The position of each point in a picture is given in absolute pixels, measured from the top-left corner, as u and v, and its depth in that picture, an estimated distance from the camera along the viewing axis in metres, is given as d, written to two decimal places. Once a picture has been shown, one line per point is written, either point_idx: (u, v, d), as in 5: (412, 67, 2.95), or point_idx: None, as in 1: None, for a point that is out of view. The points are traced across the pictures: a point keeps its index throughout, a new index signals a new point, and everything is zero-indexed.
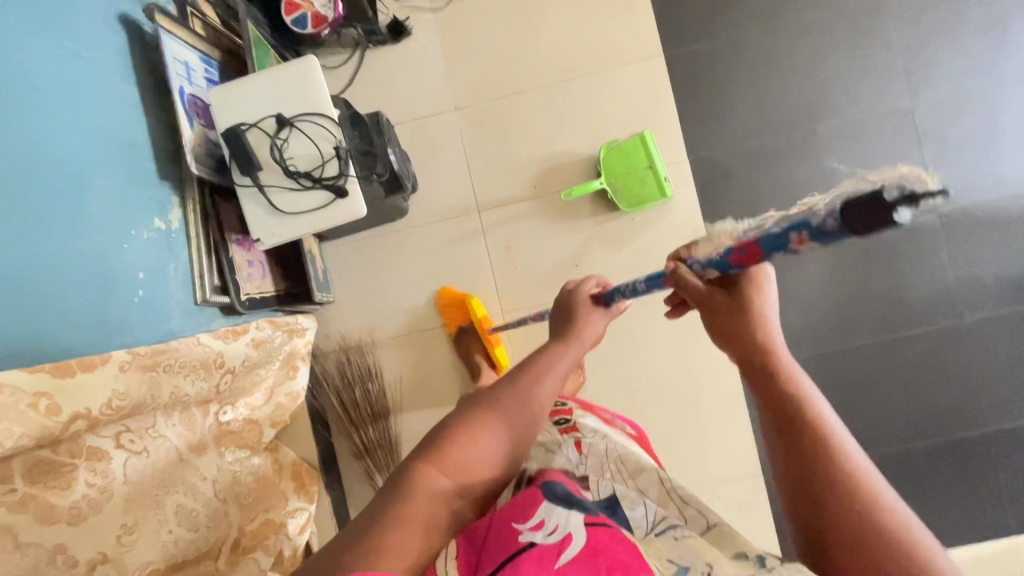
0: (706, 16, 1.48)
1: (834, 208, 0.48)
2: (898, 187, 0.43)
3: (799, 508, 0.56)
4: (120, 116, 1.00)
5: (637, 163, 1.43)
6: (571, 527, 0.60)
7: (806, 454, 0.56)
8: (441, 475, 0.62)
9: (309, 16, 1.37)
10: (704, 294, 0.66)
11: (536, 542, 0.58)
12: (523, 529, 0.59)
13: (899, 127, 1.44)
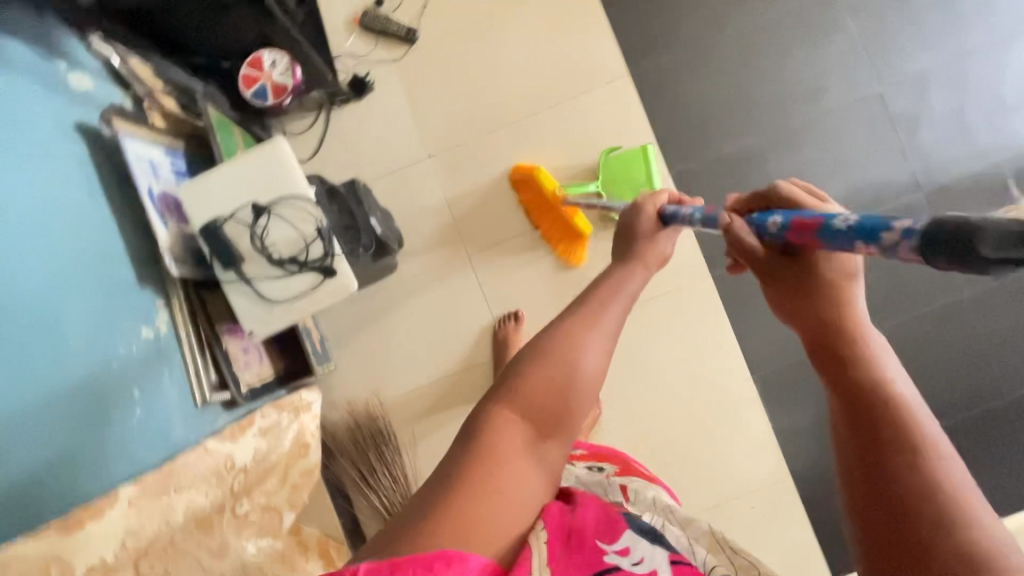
0: (666, 30, 1.47)
1: (912, 233, 0.44)
2: (999, 235, 0.37)
3: (862, 490, 0.47)
4: (92, 232, 0.97)
5: (636, 174, 1.41)
6: (655, 563, 0.62)
7: (881, 429, 0.48)
8: (513, 425, 0.56)
9: (268, 87, 1.34)
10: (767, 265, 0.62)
11: (623, 566, 0.60)
12: (610, 552, 0.61)
13: (870, 112, 1.45)
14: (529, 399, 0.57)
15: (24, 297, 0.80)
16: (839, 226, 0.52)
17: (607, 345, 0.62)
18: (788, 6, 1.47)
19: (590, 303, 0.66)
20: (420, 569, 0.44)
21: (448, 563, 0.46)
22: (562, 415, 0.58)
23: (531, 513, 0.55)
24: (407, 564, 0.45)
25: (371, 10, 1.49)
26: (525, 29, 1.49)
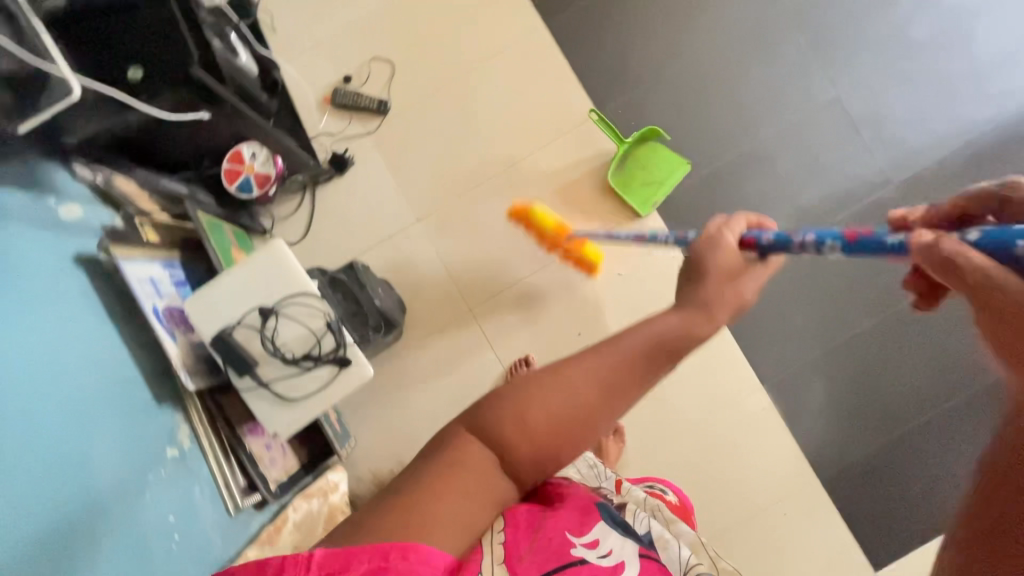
0: (627, 67, 1.53)
1: None
2: None
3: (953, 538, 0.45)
4: (108, 363, 0.98)
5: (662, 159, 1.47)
6: (624, 555, 0.64)
7: None
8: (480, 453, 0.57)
9: (251, 178, 1.36)
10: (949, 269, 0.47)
11: (589, 559, 0.61)
12: (578, 545, 0.62)
13: (832, 116, 1.51)
14: (508, 423, 0.57)
15: (55, 445, 0.81)
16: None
17: (588, 383, 0.57)
18: (738, 28, 1.54)
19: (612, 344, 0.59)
20: (375, 558, 0.49)
21: (403, 553, 0.49)
22: (526, 450, 0.56)
23: (480, 520, 0.55)
24: (364, 554, 0.49)
25: (341, 88, 1.53)
26: (493, 85, 1.54)
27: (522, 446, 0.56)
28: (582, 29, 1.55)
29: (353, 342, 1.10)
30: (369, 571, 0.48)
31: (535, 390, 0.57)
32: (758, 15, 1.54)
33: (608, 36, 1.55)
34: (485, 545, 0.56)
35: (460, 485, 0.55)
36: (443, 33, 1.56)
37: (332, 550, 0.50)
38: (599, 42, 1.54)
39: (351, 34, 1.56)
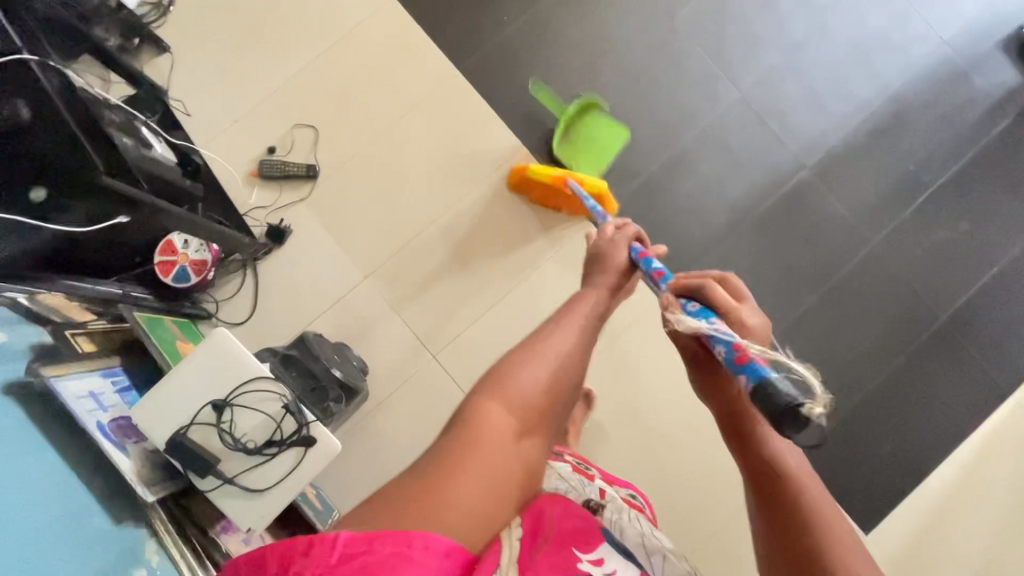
0: (544, 98, 1.59)
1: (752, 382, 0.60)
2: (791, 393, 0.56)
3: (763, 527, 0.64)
4: (55, 493, 0.92)
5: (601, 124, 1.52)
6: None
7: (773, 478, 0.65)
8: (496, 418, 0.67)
9: (187, 267, 1.34)
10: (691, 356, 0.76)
11: (597, 574, 0.60)
12: (584, 560, 0.62)
13: (741, 113, 1.60)
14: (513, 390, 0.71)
15: None
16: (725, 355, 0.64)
17: (558, 354, 0.76)
18: (639, 46, 1.63)
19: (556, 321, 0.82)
20: (398, 543, 0.50)
21: (423, 543, 0.52)
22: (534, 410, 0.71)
23: (498, 492, 0.62)
24: (387, 538, 0.50)
25: (267, 160, 1.51)
26: (418, 134, 1.56)
27: (530, 415, 0.71)
28: (494, 68, 1.60)
29: (316, 417, 1.08)
30: (391, 554, 0.49)
31: (527, 368, 0.73)
32: (655, 32, 1.63)
33: (521, 71, 1.60)
34: (503, 540, 0.59)
35: (486, 458, 0.63)
36: (360, 91, 1.57)
37: (358, 533, 0.50)
38: (514, 79, 1.60)
39: (267, 106, 1.56)
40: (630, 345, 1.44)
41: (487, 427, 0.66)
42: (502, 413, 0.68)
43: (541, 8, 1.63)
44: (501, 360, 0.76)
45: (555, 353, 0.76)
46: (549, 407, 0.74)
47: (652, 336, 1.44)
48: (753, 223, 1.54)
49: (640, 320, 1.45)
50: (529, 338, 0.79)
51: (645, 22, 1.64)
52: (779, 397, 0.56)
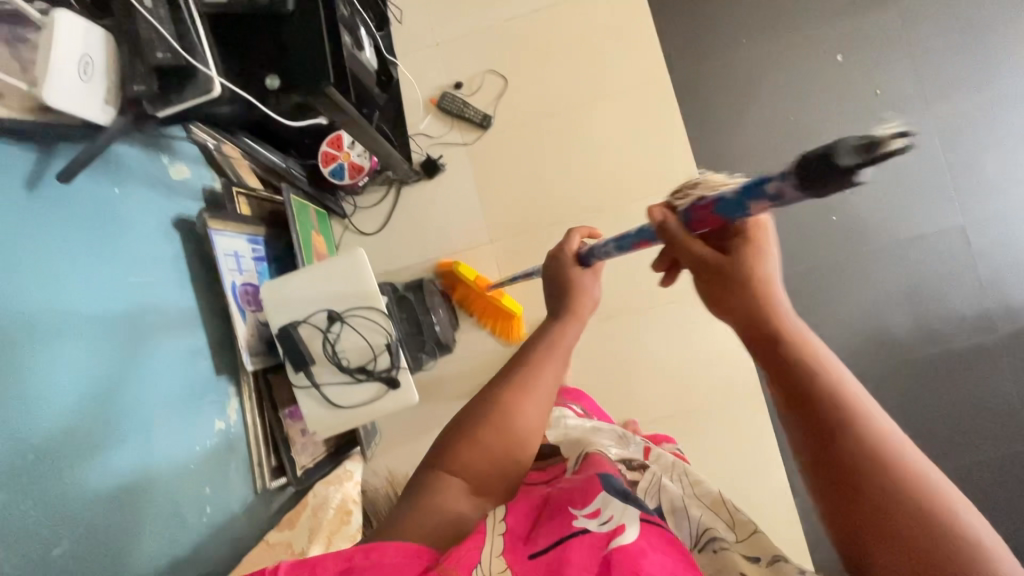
0: (743, 139, 1.44)
1: (784, 174, 0.48)
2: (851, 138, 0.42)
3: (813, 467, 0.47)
4: (180, 330, 1.04)
5: None
6: (623, 517, 0.62)
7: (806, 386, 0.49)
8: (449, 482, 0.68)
9: (345, 167, 1.40)
10: (706, 262, 0.59)
11: (589, 529, 0.61)
12: (579, 517, 0.63)
13: (948, 243, 1.40)
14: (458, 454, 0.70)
15: (122, 406, 0.87)
16: (731, 196, 0.55)
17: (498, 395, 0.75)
18: (877, 123, 1.42)
19: (523, 364, 0.79)
20: (340, 560, 0.56)
21: (365, 553, 0.57)
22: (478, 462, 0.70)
23: None
24: (327, 560, 0.57)
25: (450, 93, 1.51)
26: (598, 126, 1.49)
27: (496, 464, 0.71)
28: (704, 88, 1.47)
29: (407, 363, 1.12)
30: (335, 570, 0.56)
31: (497, 416, 0.72)
32: (901, 114, 1.42)
33: (731, 101, 1.46)
34: (485, 535, 0.61)
35: (449, 502, 0.67)
36: (563, 59, 1.51)
37: (298, 561, 0.58)
38: (719, 107, 1.46)
39: (470, 42, 1.54)
40: (709, 419, 1.46)
41: (452, 473, 0.69)
42: (469, 461, 0.70)
43: (783, 43, 1.46)
44: (475, 401, 0.76)
45: (531, 403, 0.75)
46: (522, 455, 0.73)
47: (737, 416, 1.45)
48: (901, 362, 1.38)
49: (728, 396, 1.46)
50: (508, 378, 0.77)
51: (893, 101, 1.42)
52: (825, 151, 0.43)
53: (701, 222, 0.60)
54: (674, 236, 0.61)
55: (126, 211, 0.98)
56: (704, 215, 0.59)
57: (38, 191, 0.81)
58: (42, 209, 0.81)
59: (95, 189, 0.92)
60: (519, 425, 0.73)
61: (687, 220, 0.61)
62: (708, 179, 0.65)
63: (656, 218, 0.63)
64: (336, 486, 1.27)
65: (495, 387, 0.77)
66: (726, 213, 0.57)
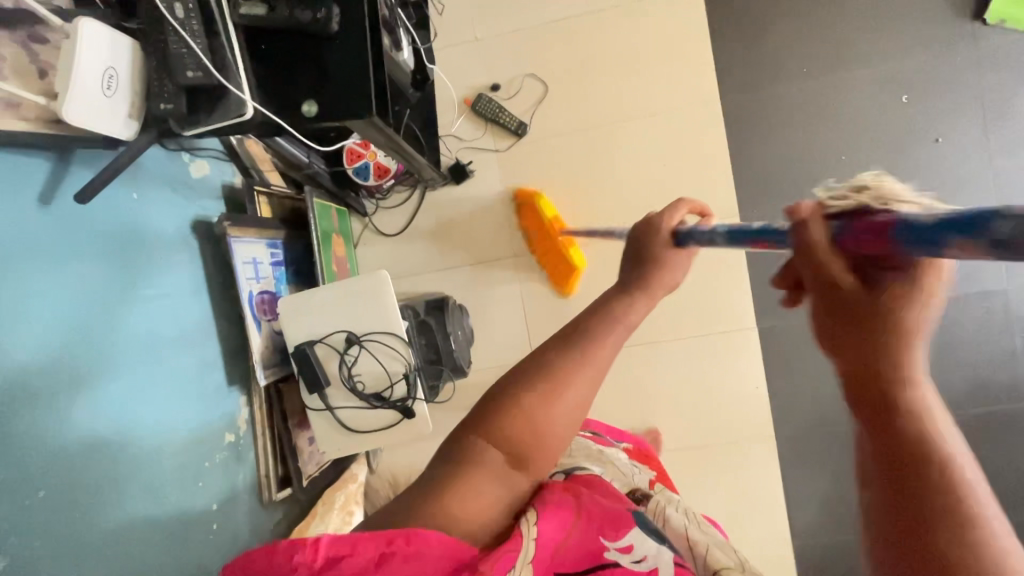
0: (791, 175, 1.36)
1: None
2: None
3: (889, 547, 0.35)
4: (193, 341, 1.00)
5: None
6: (659, 561, 0.56)
7: (913, 466, 0.35)
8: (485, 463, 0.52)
9: (371, 166, 1.34)
10: (833, 284, 0.38)
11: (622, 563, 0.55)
12: (611, 548, 0.57)
13: (986, 307, 1.35)
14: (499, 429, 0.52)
15: (131, 426, 0.85)
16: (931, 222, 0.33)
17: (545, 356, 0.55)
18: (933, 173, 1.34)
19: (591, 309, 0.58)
20: (380, 546, 0.44)
21: (408, 539, 0.44)
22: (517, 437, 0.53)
23: None
24: (368, 541, 0.44)
25: (486, 95, 1.43)
26: (638, 145, 1.41)
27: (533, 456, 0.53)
28: (756, 116, 1.38)
29: (423, 391, 1.10)
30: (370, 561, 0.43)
31: (541, 399, 0.53)
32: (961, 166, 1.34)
33: (783, 133, 1.37)
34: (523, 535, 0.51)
35: (470, 500, 0.51)
36: (608, 69, 1.42)
37: (339, 537, 0.44)
38: (769, 138, 1.37)
39: (510, 41, 1.44)
40: (716, 459, 1.44)
41: (483, 458, 0.52)
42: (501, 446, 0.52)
43: (846, 76, 1.36)
44: (514, 371, 0.56)
45: (584, 387, 0.54)
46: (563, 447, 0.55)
47: (745, 459, 1.43)
48: None
49: (740, 438, 1.44)
50: (564, 339, 0.56)
51: (957, 150, 1.33)
52: None
53: (852, 243, 0.37)
54: (816, 251, 0.39)
55: (143, 218, 0.93)
56: (863, 241, 0.36)
57: (53, 208, 0.76)
58: (57, 227, 0.77)
59: (111, 197, 0.87)
60: (562, 417, 0.54)
61: (841, 234, 0.38)
62: (888, 181, 0.41)
63: (800, 216, 0.41)
64: (339, 488, 1.29)
65: (541, 352, 0.57)
66: (909, 246, 0.34)
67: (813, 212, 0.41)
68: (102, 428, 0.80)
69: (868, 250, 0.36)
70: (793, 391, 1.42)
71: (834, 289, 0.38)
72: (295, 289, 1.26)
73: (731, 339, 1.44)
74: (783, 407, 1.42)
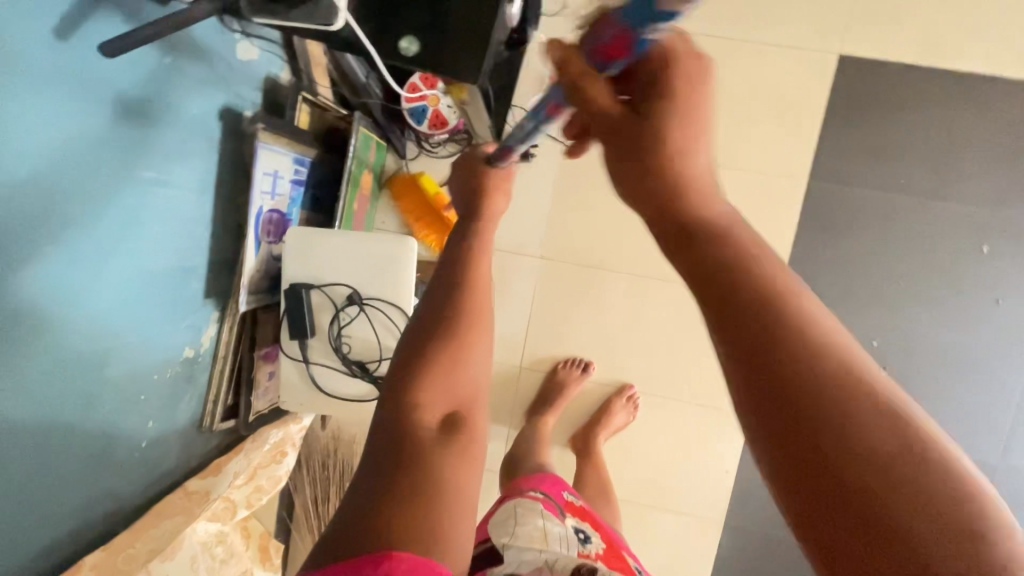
0: (842, 284, 1.31)
1: None
2: None
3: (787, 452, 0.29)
4: (183, 240, 0.87)
5: None
6: None
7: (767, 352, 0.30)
8: (435, 434, 0.49)
9: (429, 111, 1.20)
10: (611, 114, 0.39)
11: None
12: None
13: None
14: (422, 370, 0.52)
15: (88, 318, 0.74)
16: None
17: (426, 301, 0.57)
18: (981, 333, 1.30)
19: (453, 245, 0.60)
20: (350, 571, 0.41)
21: (377, 563, 0.41)
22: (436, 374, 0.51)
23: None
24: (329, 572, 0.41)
25: None
26: None
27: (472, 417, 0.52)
28: (836, 210, 1.30)
29: None
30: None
31: (445, 354, 0.52)
32: (1008, 337, 1.29)
33: (854, 237, 1.30)
34: None
35: (458, 514, 0.46)
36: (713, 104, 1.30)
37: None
38: (842, 238, 1.30)
39: None
40: (660, 521, 1.42)
41: (426, 433, 0.49)
42: (435, 406, 0.50)
43: (942, 206, 1.28)
44: (389, 378, 0.53)
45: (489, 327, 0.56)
46: (488, 388, 0.55)
47: (688, 533, 1.42)
48: None
49: (692, 514, 1.41)
50: (441, 308, 0.55)
51: (1010, 317, 1.29)
52: None
53: (610, 57, 0.38)
54: (594, 88, 0.39)
55: (171, 91, 0.79)
56: (609, 46, 0.37)
57: (68, 46, 0.63)
58: (65, 74, 0.64)
59: (140, 57, 0.73)
60: (483, 356, 0.55)
61: (595, 49, 0.38)
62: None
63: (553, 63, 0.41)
64: (280, 423, 1.17)
65: (420, 323, 0.55)
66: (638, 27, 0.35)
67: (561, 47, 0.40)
68: (49, 315, 0.68)
69: (613, 63, 0.38)
70: (762, 490, 1.39)
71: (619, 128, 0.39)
72: (308, 215, 1.14)
73: (723, 419, 1.39)
74: (746, 500, 1.39)
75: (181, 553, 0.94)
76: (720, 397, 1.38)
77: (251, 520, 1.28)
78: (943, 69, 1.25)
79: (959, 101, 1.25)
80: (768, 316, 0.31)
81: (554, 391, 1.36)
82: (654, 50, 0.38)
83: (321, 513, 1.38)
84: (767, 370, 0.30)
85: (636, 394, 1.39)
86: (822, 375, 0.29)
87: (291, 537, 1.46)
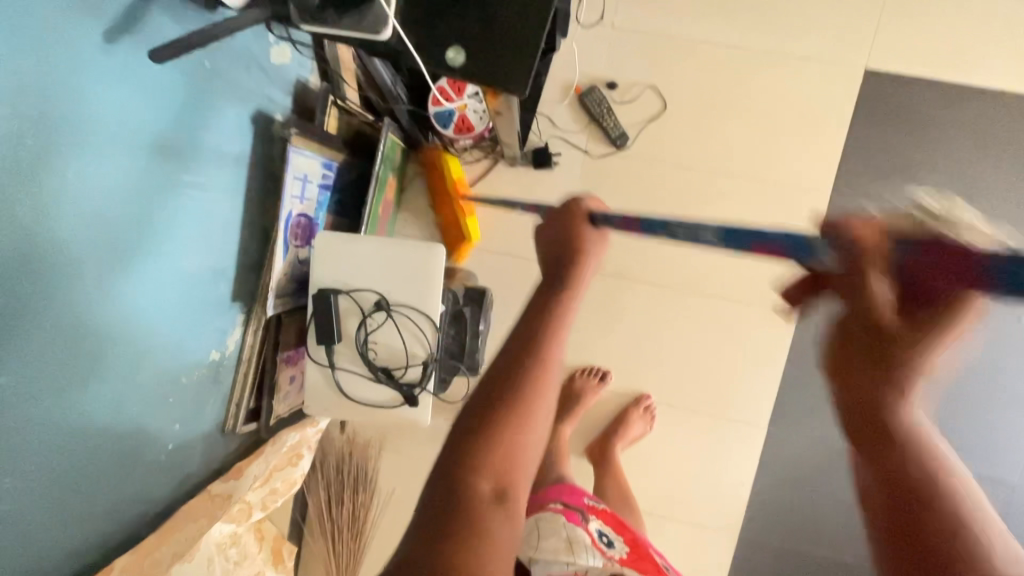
0: None
1: None
2: None
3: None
4: (215, 243, 0.88)
5: None
6: None
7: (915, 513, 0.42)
8: (486, 500, 0.48)
9: (455, 116, 1.19)
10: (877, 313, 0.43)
11: None
12: None
13: (990, 493, 1.33)
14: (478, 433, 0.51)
15: (125, 320, 0.74)
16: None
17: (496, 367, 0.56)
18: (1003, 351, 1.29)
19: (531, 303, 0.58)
20: None
21: None
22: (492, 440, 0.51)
23: None
24: None
25: (599, 90, 1.30)
26: (732, 204, 1.31)
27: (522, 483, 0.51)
28: None
29: (432, 384, 1.00)
30: None
31: (506, 429, 0.51)
32: None
33: None
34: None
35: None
36: (737, 115, 1.30)
37: None
38: None
39: (647, 44, 1.30)
40: (675, 531, 1.42)
41: (478, 501, 0.48)
42: (491, 473, 0.50)
43: None
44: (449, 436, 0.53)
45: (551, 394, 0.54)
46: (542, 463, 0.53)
47: (702, 545, 1.41)
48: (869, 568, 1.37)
49: (707, 525, 1.40)
50: (507, 370, 0.54)
51: None
52: None
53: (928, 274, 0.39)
54: (886, 280, 0.41)
55: (210, 95, 0.79)
56: (941, 267, 0.37)
57: (117, 50, 0.64)
58: (114, 79, 0.64)
59: (184, 61, 0.74)
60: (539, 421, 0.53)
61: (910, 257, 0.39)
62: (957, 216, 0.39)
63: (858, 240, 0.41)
64: (298, 426, 1.17)
65: (489, 384, 0.54)
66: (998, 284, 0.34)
67: (875, 232, 0.41)
68: (89, 317, 0.68)
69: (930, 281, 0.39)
70: (777, 503, 1.38)
71: (882, 330, 0.43)
72: (333, 219, 1.14)
73: (740, 431, 1.38)
74: (762, 513, 1.38)
75: (198, 554, 0.93)
76: (738, 409, 1.38)
77: (266, 523, 1.28)
78: (969, 85, 1.25)
79: (985, 117, 1.25)
80: (922, 489, 0.42)
81: (571, 399, 1.35)
82: (960, 296, 0.39)
83: (336, 517, 1.37)
84: (921, 531, 0.41)
85: (654, 404, 1.39)
86: (952, 540, 0.40)
87: (303, 539, 1.45)
